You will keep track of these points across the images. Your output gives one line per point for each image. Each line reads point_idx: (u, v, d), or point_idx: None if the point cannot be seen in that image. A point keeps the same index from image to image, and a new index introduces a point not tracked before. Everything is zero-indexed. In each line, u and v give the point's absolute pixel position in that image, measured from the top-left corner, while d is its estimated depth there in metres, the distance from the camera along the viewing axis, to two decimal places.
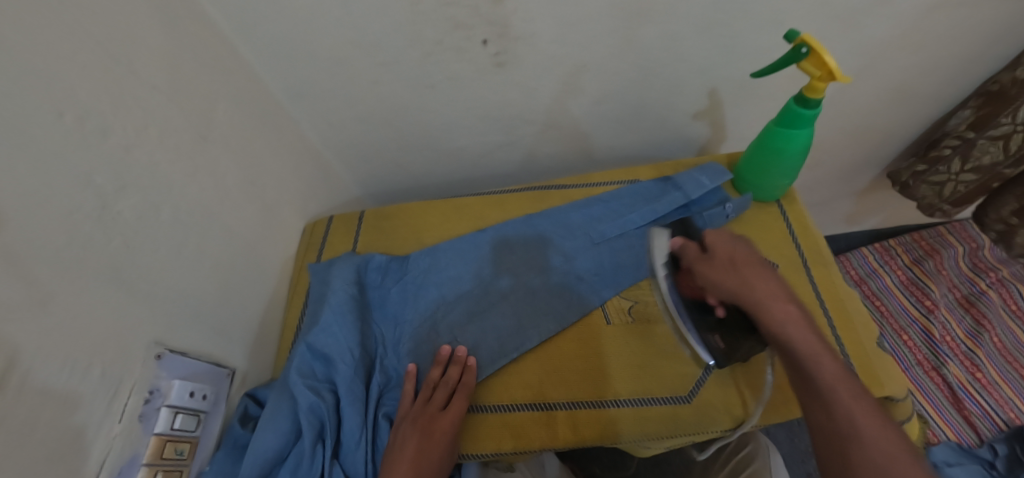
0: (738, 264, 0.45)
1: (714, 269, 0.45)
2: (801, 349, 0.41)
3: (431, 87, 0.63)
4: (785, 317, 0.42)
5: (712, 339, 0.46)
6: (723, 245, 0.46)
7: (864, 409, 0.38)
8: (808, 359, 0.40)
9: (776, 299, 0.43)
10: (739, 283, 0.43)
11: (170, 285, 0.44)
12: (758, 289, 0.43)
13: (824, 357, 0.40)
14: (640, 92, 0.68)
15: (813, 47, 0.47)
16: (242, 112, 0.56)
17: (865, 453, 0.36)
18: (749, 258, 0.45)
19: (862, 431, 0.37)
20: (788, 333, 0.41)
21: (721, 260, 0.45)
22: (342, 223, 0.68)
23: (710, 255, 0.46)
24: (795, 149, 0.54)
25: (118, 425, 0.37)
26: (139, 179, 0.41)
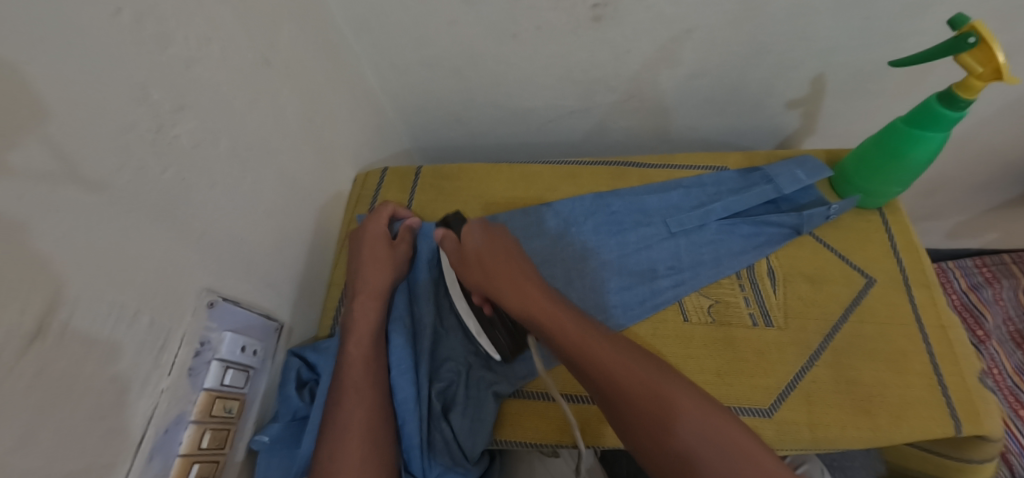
0: (482, 259, 0.47)
1: (463, 265, 0.48)
2: (558, 325, 0.40)
3: (512, 37, 0.56)
4: (524, 296, 0.43)
5: (496, 333, 0.47)
6: (475, 240, 0.48)
7: (614, 355, 0.38)
8: (554, 327, 0.40)
9: (513, 281, 0.44)
10: (482, 276, 0.46)
11: (223, 227, 0.39)
12: (500, 277, 0.45)
13: (565, 322, 0.40)
14: (740, 70, 0.60)
15: (985, 37, 0.39)
16: (306, 39, 0.49)
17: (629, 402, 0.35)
18: (497, 253, 0.47)
19: (631, 374, 0.36)
20: (530, 310, 0.42)
21: (471, 261, 0.47)
22: (397, 177, 0.62)
23: (461, 251, 0.48)
24: (921, 154, 0.48)
25: (166, 379, 0.33)
26: (199, 102, 0.36)
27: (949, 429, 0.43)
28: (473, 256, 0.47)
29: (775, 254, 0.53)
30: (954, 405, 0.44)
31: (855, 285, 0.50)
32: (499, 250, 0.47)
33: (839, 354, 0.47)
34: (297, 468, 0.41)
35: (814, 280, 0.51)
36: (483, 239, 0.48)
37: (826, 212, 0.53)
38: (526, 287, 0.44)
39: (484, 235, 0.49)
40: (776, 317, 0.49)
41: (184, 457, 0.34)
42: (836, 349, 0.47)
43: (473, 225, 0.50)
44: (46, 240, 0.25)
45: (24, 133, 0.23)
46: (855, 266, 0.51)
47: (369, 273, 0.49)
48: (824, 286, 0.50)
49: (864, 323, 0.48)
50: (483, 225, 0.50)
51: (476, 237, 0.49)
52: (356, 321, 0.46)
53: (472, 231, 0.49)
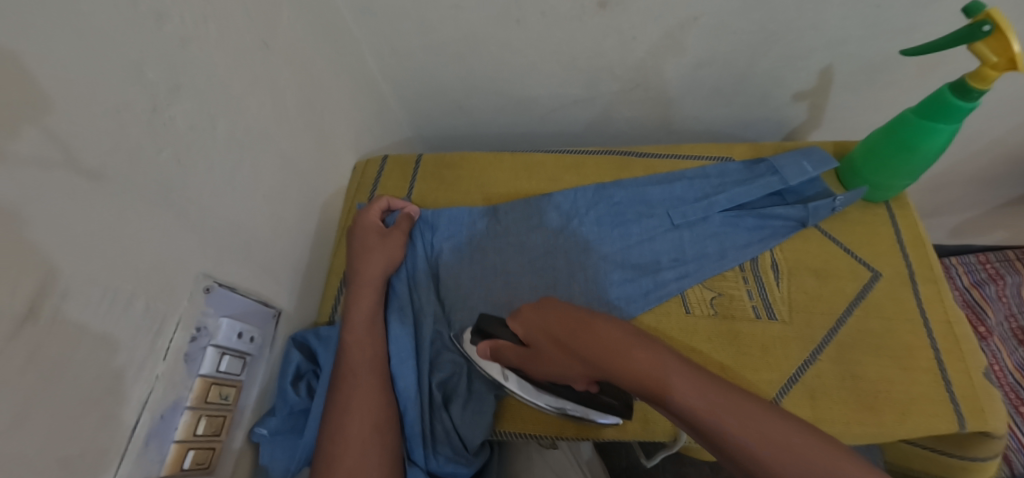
0: (560, 343, 0.38)
1: (549, 364, 0.39)
2: (690, 404, 0.29)
3: (516, 22, 0.55)
4: (635, 374, 0.32)
5: (606, 400, 0.41)
6: (540, 333, 0.39)
7: (780, 439, 0.26)
8: (668, 400, 0.30)
9: (612, 352, 0.33)
10: (585, 370, 0.37)
11: (220, 211, 0.39)
12: (586, 346, 0.36)
13: (683, 390, 0.30)
14: (748, 60, 0.59)
15: (1000, 25, 0.38)
16: (306, 22, 0.48)
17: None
18: (569, 324, 0.37)
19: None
20: (634, 381, 0.32)
21: (545, 344, 0.39)
22: (397, 165, 0.62)
23: (530, 350, 0.40)
24: (932, 147, 0.47)
25: (161, 364, 0.32)
26: (195, 82, 0.35)
27: (953, 425, 0.42)
28: (552, 343, 0.38)
29: (781, 247, 0.52)
30: (959, 402, 0.43)
31: (861, 279, 0.50)
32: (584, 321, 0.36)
33: (844, 349, 0.46)
34: (301, 454, 0.43)
35: (819, 273, 0.50)
36: (549, 318, 0.38)
37: (833, 204, 0.52)
38: (631, 347, 0.33)
39: (548, 313, 0.39)
40: (780, 310, 0.48)
41: (180, 443, 0.34)
42: (840, 343, 0.46)
43: (530, 311, 0.41)
44: (38, 218, 0.24)
45: (14, 108, 0.23)
46: (861, 260, 0.51)
47: (366, 263, 0.48)
48: (830, 280, 0.50)
49: (868, 318, 0.48)
50: (546, 302, 0.40)
51: (540, 322, 0.39)
52: (355, 313, 0.45)
53: (541, 314, 0.39)
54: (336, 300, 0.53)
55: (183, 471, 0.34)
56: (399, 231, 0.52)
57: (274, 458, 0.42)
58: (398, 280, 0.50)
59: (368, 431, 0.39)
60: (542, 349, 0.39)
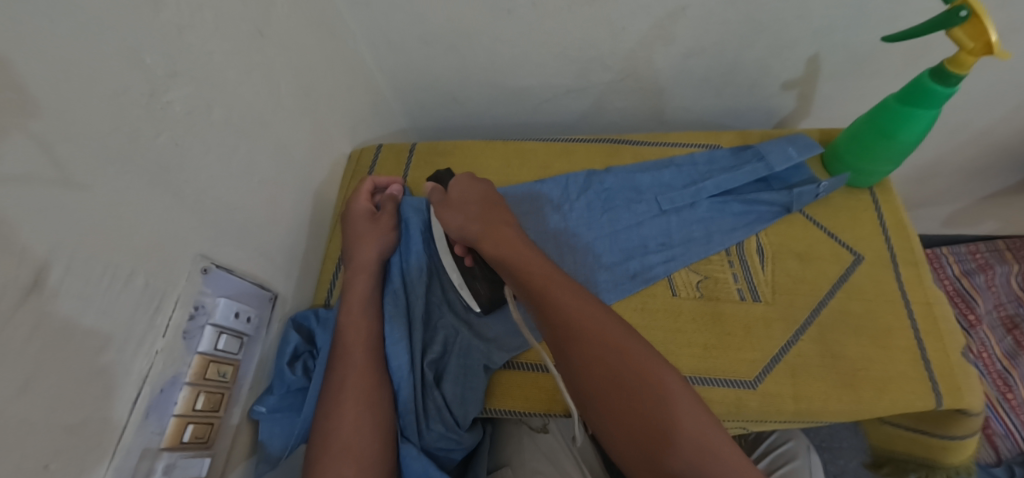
0: (464, 201, 0.49)
1: (448, 211, 0.49)
2: (513, 258, 0.43)
3: (507, 13, 0.56)
4: (501, 239, 0.45)
5: (477, 285, 0.48)
6: (460, 189, 0.51)
7: (577, 301, 0.39)
8: (520, 267, 0.42)
9: (494, 227, 0.46)
10: (460, 220, 0.48)
11: (218, 195, 0.40)
12: (485, 214, 0.48)
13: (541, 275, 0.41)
14: (736, 49, 0.60)
15: (976, 11, 0.39)
16: (301, 13, 0.50)
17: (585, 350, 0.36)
18: (481, 199, 0.50)
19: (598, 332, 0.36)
20: (504, 254, 0.44)
21: (452, 201, 0.50)
22: (391, 154, 0.63)
23: (445, 197, 0.51)
24: (911, 132, 0.48)
25: (161, 341, 0.34)
26: (193, 68, 0.36)
27: (930, 402, 0.44)
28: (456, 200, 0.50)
29: (765, 231, 0.53)
30: (936, 380, 0.45)
31: (843, 262, 0.51)
32: (455, 199, 0.50)
33: (825, 329, 0.47)
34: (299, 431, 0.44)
35: (803, 257, 0.51)
36: (466, 185, 0.51)
37: (816, 190, 0.53)
38: (495, 220, 0.47)
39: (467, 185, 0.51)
40: (764, 293, 0.50)
41: (179, 417, 0.35)
42: (822, 323, 0.48)
43: (462, 178, 0.52)
44: (42, 196, 0.25)
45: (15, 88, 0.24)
46: (844, 244, 0.52)
47: (361, 249, 0.49)
48: (813, 263, 0.51)
49: (850, 300, 0.49)
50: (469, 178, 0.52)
51: (458, 187, 0.51)
52: (352, 296, 0.46)
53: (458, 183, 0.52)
54: (332, 284, 0.54)
55: (183, 444, 0.35)
56: (387, 214, 0.53)
57: (273, 435, 0.44)
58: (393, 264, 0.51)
59: (362, 409, 0.40)
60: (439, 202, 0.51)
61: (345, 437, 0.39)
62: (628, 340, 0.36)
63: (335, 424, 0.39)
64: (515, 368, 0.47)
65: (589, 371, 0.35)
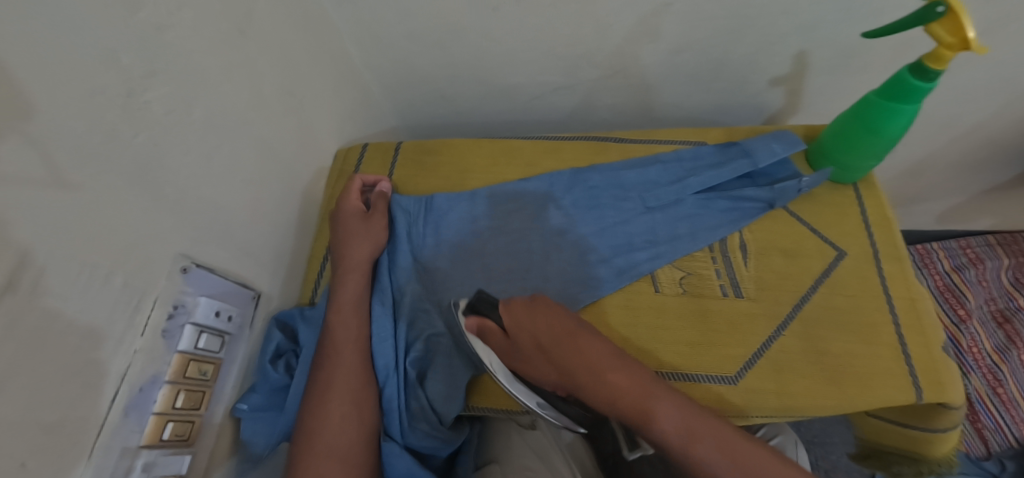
0: (543, 349, 0.40)
1: (533, 367, 0.42)
2: (613, 391, 0.35)
3: (493, 10, 0.56)
4: (612, 395, 0.35)
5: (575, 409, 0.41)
6: (524, 331, 0.41)
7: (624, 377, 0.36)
8: (620, 407, 0.35)
9: (584, 358, 0.37)
10: (554, 371, 0.39)
11: (200, 194, 0.40)
12: (569, 359, 0.38)
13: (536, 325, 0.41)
14: (723, 45, 0.60)
15: (953, 7, 0.40)
16: (284, 10, 0.49)
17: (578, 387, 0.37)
18: (557, 334, 0.39)
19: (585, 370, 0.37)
20: (612, 404, 0.35)
21: (530, 351, 0.41)
22: (378, 152, 0.63)
23: (514, 345, 0.42)
24: (894, 128, 0.48)
25: (140, 340, 0.34)
26: (172, 67, 0.36)
27: (911, 396, 0.44)
28: (530, 343, 0.41)
29: (749, 227, 0.53)
30: (917, 374, 0.45)
31: (827, 257, 0.51)
32: (540, 343, 0.40)
33: (808, 325, 0.48)
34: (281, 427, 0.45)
35: (788, 253, 0.52)
36: (535, 323, 0.40)
37: (799, 186, 0.53)
38: (592, 354, 0.38)
39: (532, 318, 0.41)
40: (748, 289, 0.50)
41: (159, 415, 0.35)
42: (804, 319, 0.48)
43: (517, 309, 0.42)
44: (18, 195, 0.25)
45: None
46: (827, 240, 0.52)
47: (351, 247, 0.50)
48: (798, 259, 0.51)
49: (833, 295, 0.49)
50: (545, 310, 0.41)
51: (523, 328, 0.41)
52: (342, 295, 0.47)
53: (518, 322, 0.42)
54: (318, 282, 0.55)
55: (163, 441, 0.36)
56: (379, 213, 0.53)
57: (255, 434, 0.44)
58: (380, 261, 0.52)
59: (346, 409, 0.41)
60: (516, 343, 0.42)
61: (326, 438, 0.39)
62: (616, 373, 0.36)
63: (317, 421, 0.40)
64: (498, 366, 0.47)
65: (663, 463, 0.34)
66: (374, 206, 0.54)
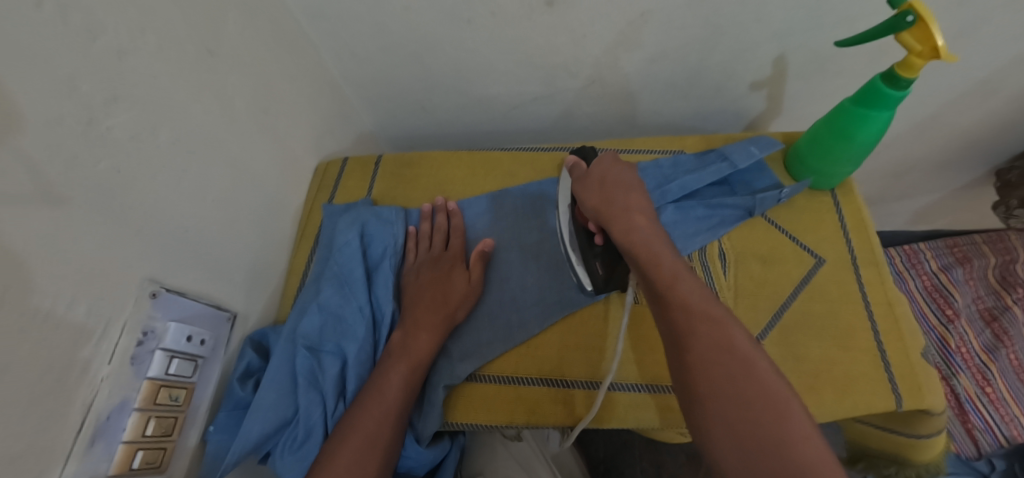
0: (603, 179, 0.45)
1: (586, 191, 0.45)
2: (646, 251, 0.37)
3: (468, 23, 0.56)
4: (630, 225, 0.40)
5: (594, 265, 0.45)
6: (601, 169, 0.46)
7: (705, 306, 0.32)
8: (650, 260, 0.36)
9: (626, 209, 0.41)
10: (599, 198, 0.43)
11: (169, 217, 0.40)
12: (607, 185, 0.44)
13: (665, 258, 0.36)
14: (699, 53, 0.60)
15: (921, 16, 0.40)
16: (255, 27, 0.49)
17: (698, 338, 0.30)
18: (619, 180, 0.44)
19: (717, 321, 0.31)
20: (633, 243, 0.39)
21: (591, 179, 0.46)
22: (357, 166, 0.63)
23: (586, 173, 0.47)
24: (868, 134, 0.48)
25: (106, 368, 0.33)
26: (136, 92, 0.36)
27: (890, 404, 0.44)
28: (593, 181, 0.45)
29: (729, 235, 0.53)
30: (896, 381, 0.45)
31: (806, 264, 0.51)
32: (609, 177, 0.45)
33: (787, 333, 0.47)
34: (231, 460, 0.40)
35: (766, 260, 0.52)
36: (613, 164, 0.46)
37: (779, 196, 0.53)
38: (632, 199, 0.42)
39: (611, 170, 0.46)
40: (726, 297, 0.50)
41: (128, 444, 0.35)
42: (783, 327, 0.48)
43: (608, 158, 0.47)
44: None
45: None
46: (805, 246, 0.52)
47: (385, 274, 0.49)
48: (777, 267, 0.51)
49: (812, 302, 0.49)
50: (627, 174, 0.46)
51: (602, 164, 0.46)
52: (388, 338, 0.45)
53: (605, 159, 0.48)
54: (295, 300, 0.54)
55: (132, 470, 0.35)
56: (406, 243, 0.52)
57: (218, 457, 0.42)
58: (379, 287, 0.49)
59: (376, 428, 0.40)
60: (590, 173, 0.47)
61: (344, 458, 0.38)
62: (760, 355, 0.29)
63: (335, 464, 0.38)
64: (476, 381, 0.47)
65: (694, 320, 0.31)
66: (423, 227, 0.55)
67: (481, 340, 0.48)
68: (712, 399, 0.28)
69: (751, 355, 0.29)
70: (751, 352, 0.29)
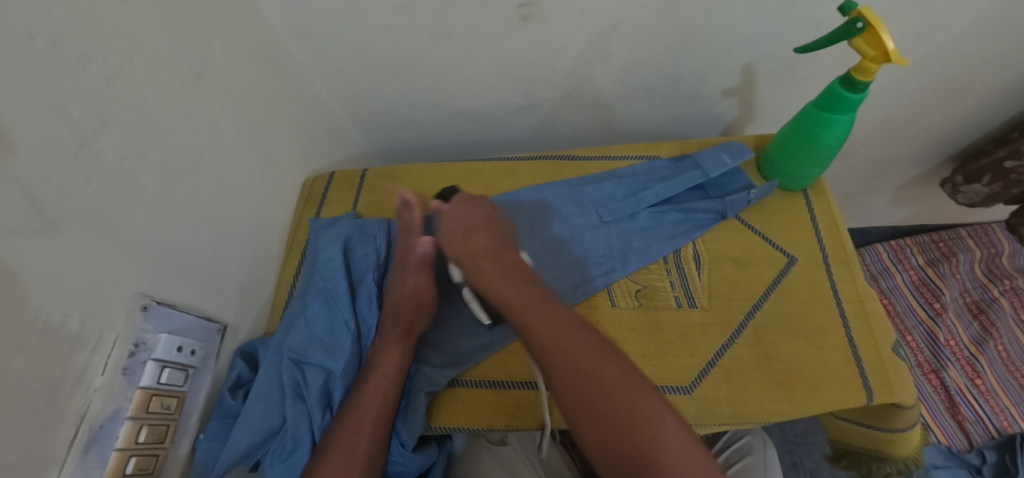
0: (459, 228, 0.49)
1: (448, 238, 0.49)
2: (512, 302, 0.44)
3: (446, 39, 0.58)
4: (486, 274, 0.46)
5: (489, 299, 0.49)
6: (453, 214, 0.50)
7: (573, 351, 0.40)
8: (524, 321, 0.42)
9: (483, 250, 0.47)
10: (457, 243, 0.48)
11: (157, 234, 0.41)
12: (486, 234, 0.49)
13: (538, 315, 0.42)
14: (671, 62, 0.62)
15: (871, 22, 0.42)
16: (241, 51, 0.52)
17: (563, 376, 0.39)
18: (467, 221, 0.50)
19: (573, 352, 0.39)
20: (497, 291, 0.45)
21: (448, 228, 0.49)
22: (343, 180, 0.65)
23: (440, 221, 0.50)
24: (832, 137, 0.49)
25: (100, 378, 0.35)
26: (125, 116, 0.38)
27: (862, 398, 0.45)
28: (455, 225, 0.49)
29: (702, 238, 0.55)
30: (867, 376, 0.46)
31: (779, 264, 0.53)
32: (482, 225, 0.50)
33: (760, 331, 0.49)
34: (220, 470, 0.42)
35: (739, 262, 0.53)
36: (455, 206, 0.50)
37: (748, 197, 0.55)
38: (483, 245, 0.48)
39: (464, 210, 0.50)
40: (701, 299, 0.51)
41: (120, 451, 0.36)
42: (756, 326, 0.49)
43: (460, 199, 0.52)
44: None
45: None
46: (778, 247, 0.54)
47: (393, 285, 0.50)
48: (750, 268, 0.53)
49: (785, 301, 0.51)
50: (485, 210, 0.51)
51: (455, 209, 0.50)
52: (386, 354, 0.46)
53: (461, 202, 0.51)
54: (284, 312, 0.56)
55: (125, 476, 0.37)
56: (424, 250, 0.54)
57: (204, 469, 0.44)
58: (364, 302, 0.51)
59: (365, 439, 0.42)
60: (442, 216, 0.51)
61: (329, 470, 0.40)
62: (604, 365, 0.38)
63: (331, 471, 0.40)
64: (460, 386, 0.48)
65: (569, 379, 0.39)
66: (418, 236, 0.56)
67: (465, 347, 0.50)
68: (586, 420, 0.38)
69: (602, 372, 0.38)
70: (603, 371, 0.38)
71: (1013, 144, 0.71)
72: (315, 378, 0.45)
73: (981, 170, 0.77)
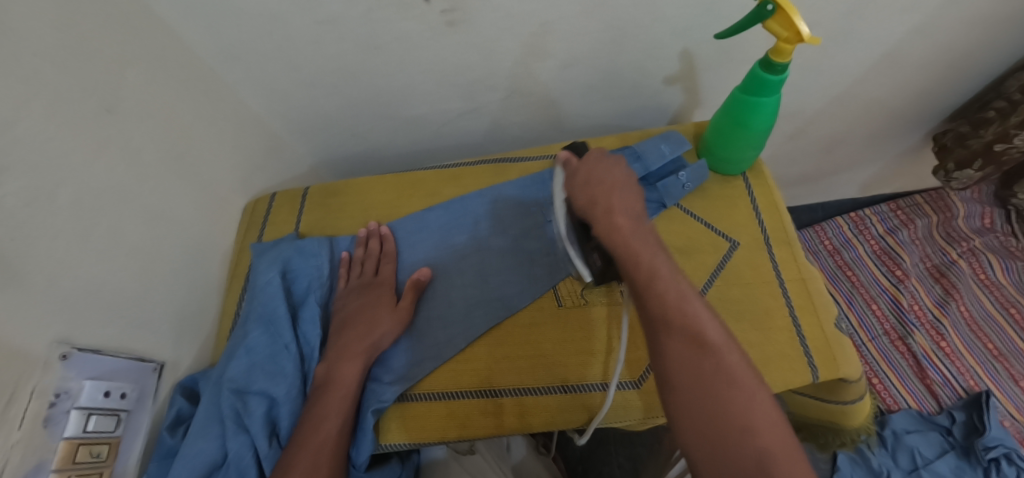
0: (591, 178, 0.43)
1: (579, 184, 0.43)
2: (624, 244, 0.38)
3: (377, 49, 0.57)
4: (611, 224, 0.39)
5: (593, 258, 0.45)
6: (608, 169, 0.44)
7: (682, 304, 0.34)
8: (629, 260, 0.37)
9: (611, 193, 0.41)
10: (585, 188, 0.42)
11: (76, 277, 0.40)
12: (593, 181, 0.43)
13: (645, 257, 0.37)
14: (608, 55, 0.62)
15: (779, 3, 0.41)
16: (161, 79, 0.50)
17: (672, 336, 0.33)
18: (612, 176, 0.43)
19: (691, 325, 0.33)
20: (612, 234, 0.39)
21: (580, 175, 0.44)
22: (286, 200, 0.64)
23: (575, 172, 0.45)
24: (763, 119, 0.49)
25: (17, 433, 0.34)
26: (27, 159, 0.36)
27: (808, 376, 0.45)
28: (587, 178, 0.43)
29: None
30: (812, 355, 0.47)
31: (722, 250, 0.53)
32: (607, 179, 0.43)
33: None
34: None
35: (682, 251, 0.53)
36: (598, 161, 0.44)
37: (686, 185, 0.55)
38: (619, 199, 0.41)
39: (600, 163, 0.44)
40: None
41: None
42: None
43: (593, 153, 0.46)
44: None
45: None
46: (720, 232, 0.54)
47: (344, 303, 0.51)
48: (693, 255, 0.53)
49: (729, 286, 0.51)
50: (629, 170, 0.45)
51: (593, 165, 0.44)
52: (330, 375, 0.46)
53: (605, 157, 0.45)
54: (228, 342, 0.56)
55: None
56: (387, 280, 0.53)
57: None
58: (307, 324, 0.50)
59: (315, 461, 0.40)
60: (580, 167, 0.45)
61: None
62: (728, 350, 0.32)
63: None
64: (410, 401, 0.48)
65: (680, 337, 0.33)
66: (356, 253, 0.56)
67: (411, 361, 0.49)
68: (689, 413, 0.30)
69: (724, 355, 0.32)
70: (724, 352, 0.32)
71: (996, 129, 0.72)
72: (257, 406, 0.44)
73: (971, 156, 0.79)
